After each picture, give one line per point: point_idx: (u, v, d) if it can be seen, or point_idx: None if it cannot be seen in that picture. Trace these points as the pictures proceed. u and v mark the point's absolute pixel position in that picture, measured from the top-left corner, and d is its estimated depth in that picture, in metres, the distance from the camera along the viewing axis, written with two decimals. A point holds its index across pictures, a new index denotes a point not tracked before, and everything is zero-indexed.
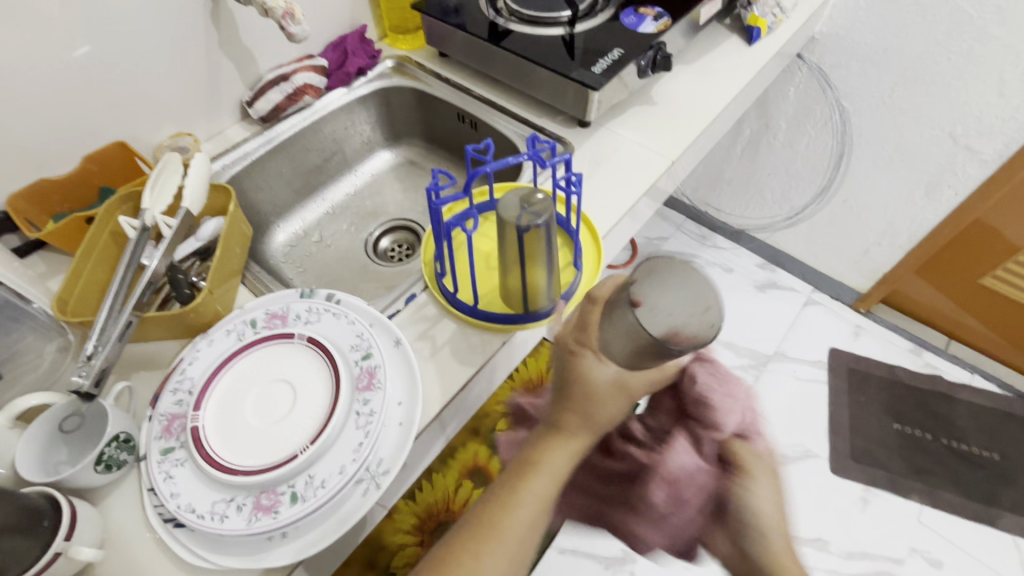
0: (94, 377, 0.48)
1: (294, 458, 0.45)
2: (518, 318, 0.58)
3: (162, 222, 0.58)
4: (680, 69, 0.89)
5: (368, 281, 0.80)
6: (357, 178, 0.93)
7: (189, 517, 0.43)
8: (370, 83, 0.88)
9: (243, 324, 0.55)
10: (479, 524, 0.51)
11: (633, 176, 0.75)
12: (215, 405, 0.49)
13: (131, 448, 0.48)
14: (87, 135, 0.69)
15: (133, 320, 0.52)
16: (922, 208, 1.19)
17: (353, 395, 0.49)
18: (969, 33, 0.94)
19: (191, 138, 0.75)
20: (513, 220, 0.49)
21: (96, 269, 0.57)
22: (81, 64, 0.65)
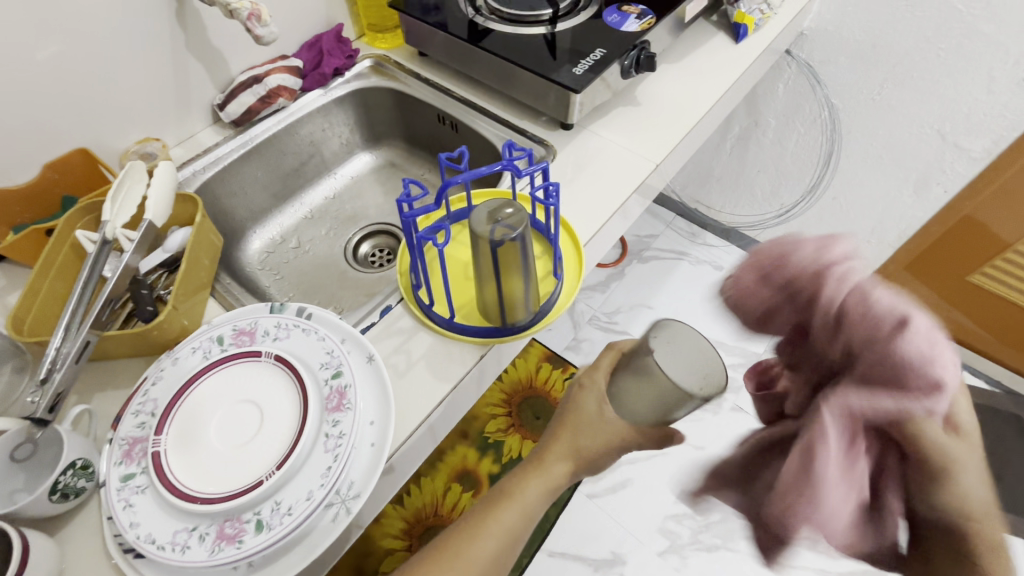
0: (48, 402, 0.46)
1: (258, 484, 0.43)
2: (495, 332, 0.57)
3: (123, 236, 0.55)
4: (666, 68, 0.87)
5: (348, 289, 0.78)
6: (336, 182, 0.90)
7: (148, 549, 0.42)
8: (347, 84, 0.85)
9: (209, 340, 0.53)
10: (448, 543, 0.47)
11: (617, 180, 0.73)
12: (177, 428, 0.47)
13: (89, 474, 0.46)
14: (48, 141, 0.66)
15: (91, 340, 0.51)
16: (911, 206, 1.18)
17: (322, 416, 0.47)
18: (958, 30, 0.92)
19: (158, 144, 0.73)
20: (486, 234, 0.48)
21: (55, 283, 0.55)
22: (39, 67, 0.62)
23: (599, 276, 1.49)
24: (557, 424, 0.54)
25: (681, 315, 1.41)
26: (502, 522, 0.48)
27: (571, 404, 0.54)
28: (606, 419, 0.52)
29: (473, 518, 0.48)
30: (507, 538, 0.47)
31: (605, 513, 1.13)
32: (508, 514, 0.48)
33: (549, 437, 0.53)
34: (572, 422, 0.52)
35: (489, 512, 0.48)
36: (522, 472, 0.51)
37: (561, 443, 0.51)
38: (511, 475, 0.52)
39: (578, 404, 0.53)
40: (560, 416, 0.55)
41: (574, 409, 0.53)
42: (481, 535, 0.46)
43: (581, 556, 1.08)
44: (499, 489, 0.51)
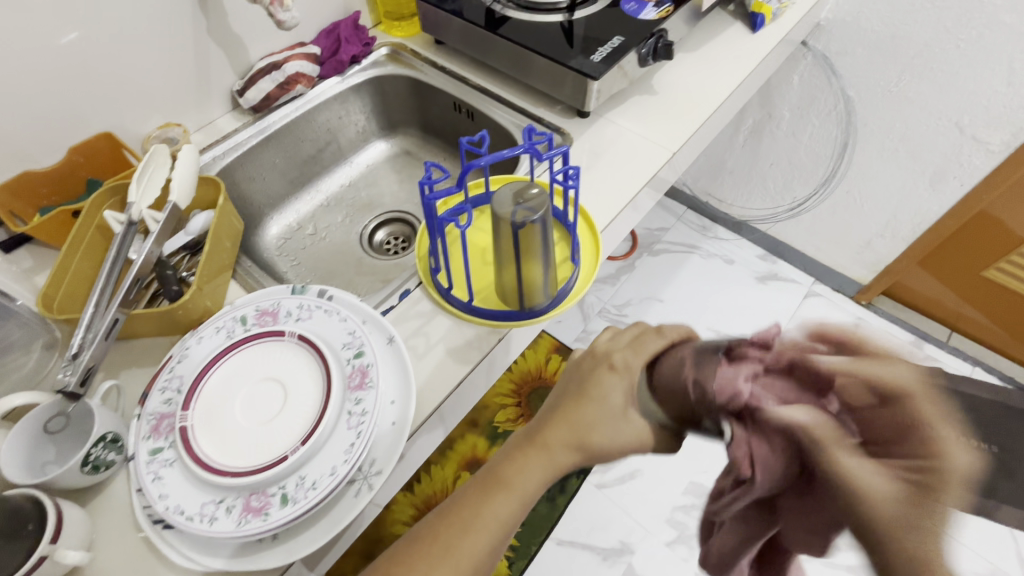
0: (79, 377, 0.47)
1: (284, 459, 0.44)
2: (513, 315, 0.57)
3: (149, 217, 0.56)
4: (682, 57, 0.87)
5: (364, 275, 0.79)
6: (352, 169, 0.91)
7: (177, 519, 0.43)
8: (364, 72, 0.86)
9: (233, 320, 0.54)
10: (429, 535, 0.42)
11: (633, 167, 0.73)
12: (202, 405, 0.48)
13: (119, 448, 0.47)
14: (73, 125, 0.67)
15: (119, 318, 0.52)
16: (926, 200, 1.17)
17: (345, 395, 0.48)
18: (979, 20, 0.91)
19: (180, 129, 0.75)
20: (507, 216, 0.48)
21: (83, 263, 0.56)
22: (65, 51, 0.63)
23: (609, 269, 1.49)
24: (567, 398, 0.48)
25: (690, 308, 1.41)
26: (492, 515, 0.42)
27: (593, 380, 0.48)
28: (627, 417, 0.46)
29: (461, 506, 0.43)
30: (495, 534, 0.42)
31: (614, 504, 1.14)
32: (501, 507, 0.42)
33: (557, 415, 0.47)
34: (591, 404, 0.46)
35: (476, 501, 0.43)
36: (518, 454, 0.45)
37: (567, 428, 0.45)
38: (503, 457, 0.46)
39: (604, 387, 0.47)
40: (573, 389, 0.49)
41: (598, 395, 0.47)
42: (470, 530, 0.41)
43: (589, 544, 1.09)
44: (487, 474, 0.45)
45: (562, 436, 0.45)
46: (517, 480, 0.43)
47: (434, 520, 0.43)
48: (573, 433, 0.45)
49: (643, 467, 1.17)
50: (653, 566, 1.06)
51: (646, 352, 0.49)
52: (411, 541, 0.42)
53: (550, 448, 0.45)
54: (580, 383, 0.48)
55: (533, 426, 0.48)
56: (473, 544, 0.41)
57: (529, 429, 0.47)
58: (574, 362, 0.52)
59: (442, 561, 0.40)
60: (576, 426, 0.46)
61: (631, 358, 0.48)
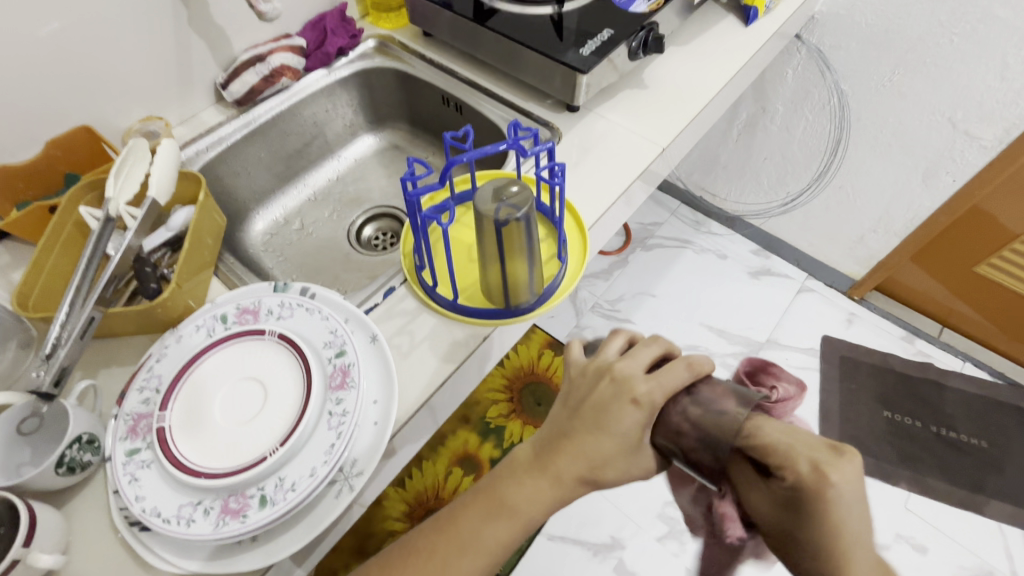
0: (53, 377, 0.46)
1: (263, 460, 0.43)
2: (498, 313, 0.57)
3: (127, 213, 0.55)
4: (673, 51, 0.86)
5: (351, 271, 0.78)
6: (339, 164, 0.90)
7: (154, 521, 0.42)
8: (351, 64, 0.85)
9: (213, 319, 0.53)
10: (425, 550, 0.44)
11: (623, 163, 0.72)
12: (181, 405, 0.47)
13: (95, 449, 0.46)
14: (50, 118, 0.65)
15: (95, 316, 0.51)
16: (919, 195, 1.17)
17: (326, 394, 0.47)
18: (973, 14, 0.90)
19: (161, 122, 0.73)
20: (490, 214, 0.47)
21: (60, 261, 0.55)
22: (40, 42, 0.61)
23: (602, 264, 1.49)
24: (577, 424, 0.45)
25: (683, 303, 1.41)
26: (493, 532, 0.44)
27: (610, 411, 0.44)
28: (637, 450, 0.45)
29: (461, 519, 0.44)
30: (492, 551, 0.43)
31: (605, 499, 1.14)
32: (501, 528, 0.43)
33: (568, 441, 0.44)
34: (598, 438, 0.44)
35: (477, 517, 0.44)
36: (522, 476, 0.45)
37: (578, 461, 0.43)
38: (501, 471, 0.47)
39: (620, 420, 0.43)
40: (587, 414, 0.45)
41: (610, 427, 0.43)
42: (468, 546, 0.43)
43: (580, 539, 1.10)
44: (489, 488, 0.46)
45: (569, 466, 0.43)
46: (520, 503, 0.44)
47: (428, 527, 0.45)
48: (579, 463, 0.43)
49: None
50: (643, 561, 1.07)
51: (667, 385, 0.44)
52: (408, 550, 0.44)
53: (558, 476, 0.43)
54: (593, 411, 0.44)
55: (542, 444, 0.46)
56: (471, 561, 0.43)
57: (540, 446, 0.46)
58: (580, 376, 0.48)
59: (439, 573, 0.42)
60: (585, 459, 0.43)
61: (657, 392, 0.44)
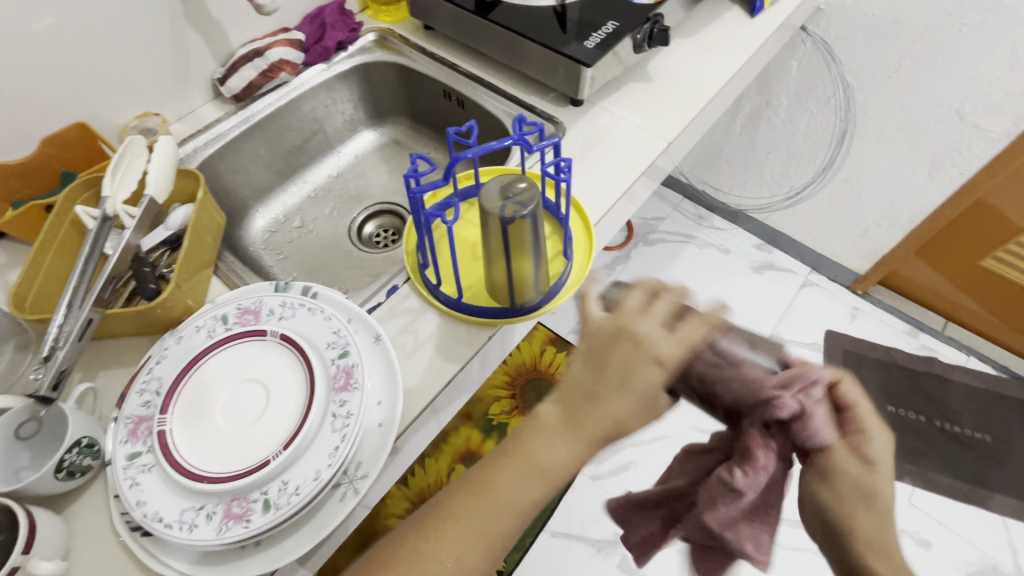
0: (53, 379, 0.45)
1: (266, 464, 0.43)
2: (503, 312, 0.56)
3: (124, 213, 0.54)
4: (678, 43, 0.85)
5: (352, 269, 0.77)
6: (339, 160, 0.89)
7: (155, 527, 0.41)
8: (351, 59, 0.83)
9: (214, 319, 0.52)
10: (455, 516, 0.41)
11: (628, 157, 0.71)
12: (182, 407, 0.46)
13: (95, 453, 0.46)
14: (45, 115, 0.64)
15: (92, 318, 0.50)
16: (924, 188, 1.16)
17: (329, 396, 0.47)
18: (982, 4, 0.89)
19: (158, 119, 0.72)
20: (496, 211, 0.46)
21: (56, 261, 0.54)
22: (34, 37, 0.60)
23: (604, 259, 1.48)
24: (601, 392, 0.42)
25: None
26: (523, 496, 0.41)
27: (632, 373, 0.42)
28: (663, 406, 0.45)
29: (491, 483, 0.42)
30: (520, 513, 0.41)
31: (608, 495, 1.13)
32: (529, 491, 0.41)
33: (591, 400, 0.42)
34: (623, 403, 0.42)
35: (505, 478, 0.42)
36: (547, 435, 0.42)
37: (604, 418, 0.42)
38: (525, 434, 0.44)
39: (643, 377, 0.42)
40: (607, 377, 0.42)
41: (630, 392, 0.42)
42: (499, 510, 0.41)
43: (584, 536, 1.09)
44: (515, 445, 0.43)
45: (593, 425, 0.42)
46: (548, 463, 0.42)
47: (456, 488, 0.43)
48: (605, 422, 0.42)
49: (638, 458, 1.16)
50: None
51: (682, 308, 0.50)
52: (438, 514, 0.42)
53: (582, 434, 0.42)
54: (613, 373, 0.42)
55: (568, 406, 0.43)
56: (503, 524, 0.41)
57: (565, 408, 0.43)
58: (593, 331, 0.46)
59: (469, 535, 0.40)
60: (612, 418, 0.42)
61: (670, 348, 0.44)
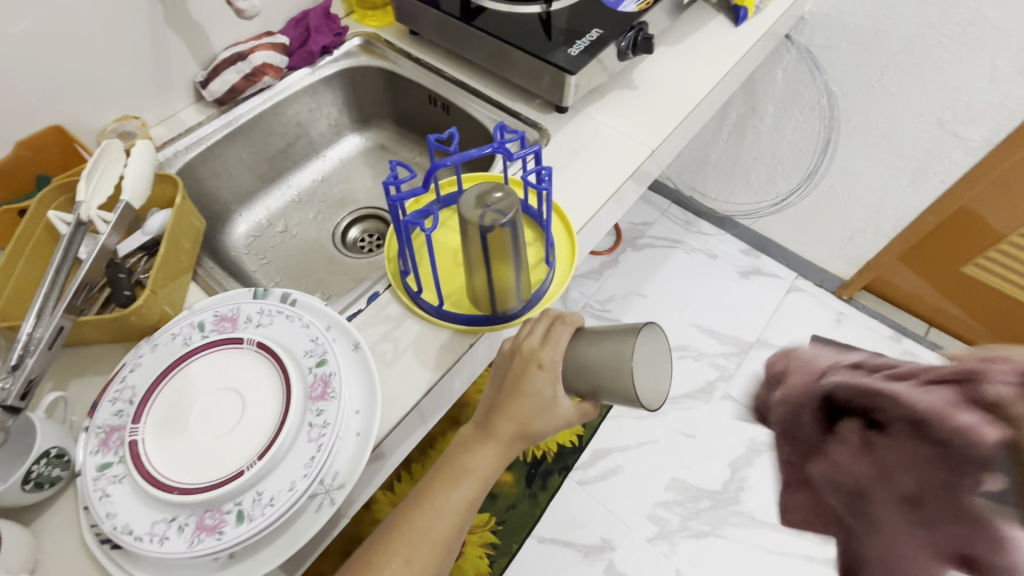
0: (21, 389, 0.44)
1: (240, 475, 0.42)
2: (484, 319, 0.56)
3: (99, 217, 0.53)
4: (664, 51, 0.85)
5: (336, 274, 0.77)
6: (324, 164, 0.88)
7: (125, 539, 0.40)
8: (335, 63, 0.83)
9: (190, 327, 0.51)
10: (399, 530, 0.45)
11: (612, 164, 0.71)
12: (156, 416, 0.46)
13: (64, 463, 0.45)
14: (20, 118, 0.63)
15: (64, 325, 0.49)
16: (907, 195, 1.17)
17: (306, 405, 0.46)
18: (962, 16, 0.90)
19: (138, 122, 0.71)
20: (475, 219, 0.46)
21: (28, 268, 0.53)
22: (11, 40, 0.59)
23: (593, 264, 1.48)
24: (504, 396, 0.47)
25: (674, 303, 1.41)
26: (457, 500, 0.46)
27: (523, 379, 0.46)
28: (559, 405, 0.46)
29: (427, 498, 0.46)
30: (456, 517, 0.45)
31: (596, 500, 1.13)
32: (464, 493, 0.46)
33: (500, 407, 0.47)
34: (522, 403, 0.46)
35: (441, 488, 0.46)
36: (468, 442, 0.48)
37: (511, 419, 0.46)
38: (455, 447, 0.49)
39: (533, 384, 0.45)
40: (507, 386, 0.47)
41: (527, 392, 0.46)
42: (439, 515, 0.45)
43: (570, 542, 1.09)
44: (447, 461, 0.47)
45: (506, 425, 0.46)
46: (474, 467, 0.46)
47: (401, 512, 0.46)
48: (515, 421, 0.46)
49: (625, 463, 1.17)
50: (633, 563, 1.06)
51: (562, 344, 0.46)
52: (384, 534, 0.45)
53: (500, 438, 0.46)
54: (510, 381, 0.46)
55: (481, 416, 0.48)
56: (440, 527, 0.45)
57: (479, 419, 0.48)
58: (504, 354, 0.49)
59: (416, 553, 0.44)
60: (520, 418, 0.46)
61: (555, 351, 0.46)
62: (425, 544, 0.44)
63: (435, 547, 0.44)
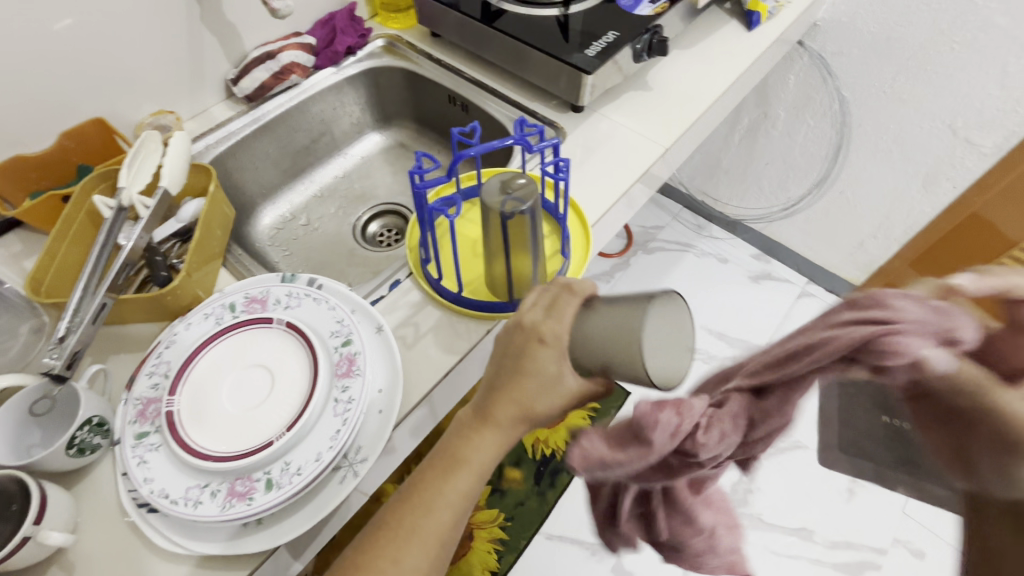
0: (66, 360, 0.47)
1: (269, 445, 0.44)
2: (501, 307, 0.58)
3: (139, 202, 0.56)
4: (678, 54, 0.87)
5: (355, 265, 0.79)
6: (345, 161, 0.91)
7: (162, 502, 0.43)
8: (359, 63, 0.86)
9: (222, 307, 0.54)
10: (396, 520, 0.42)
11: (626, 162, 0.73)
12: (189, 389, 0.48)
13: (105, 432, 0.47)
14: (64, 110, 0.67)
15: (107, 302, 0.52)
16: (918, 201, 1.18)
17: (332, 382, 0.48)
18: (973, 23, 0.92)
19: (172, 117, 0.74)
20: (496, 207, 0.48)
21: (72, 249, 0.56)
22: (59, 37, 0.62)
23: (604, 266, 1.50)
24: (506, 376, 0.42)
25: None
26: (456, 491, 0.42)
27: (525, 358, 0.41)
28: (564, 383, 0.41)
29: (424, 485, 0.43)
30: (456, 509, 0.42)
31: None
32: (462, 483, 0.42)
33: (503, 387, 0.42)
34: (525, 386, 0.41)
35: (439, 478, 0.42)
36: (469, 428, 0.43)
37: (513, 402, 0.41)
38: (455, 431, 0.44)
39: (536, 362, 0.41)
40: (509, 365, 0.42)
41: (531, 370, 0.41)
42: (437, 508, 0.42)
43: (579, 539, 1.10)
44: (445, 450, 0.43)
45: (510, 410, 0.41)
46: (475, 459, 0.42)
47: (396, 505, 0.43)
48: (518, 404, 0.41)
49: None
50: (641, 562, 1.07)
51: (567, 316, 0.41)
52: (380, 526, 0.42)
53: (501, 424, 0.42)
54: (511, 361, 0.41)
55: (481, 399, 0.44)
56: (442, 519, 0.42)
57: (479, 402, 0.43)
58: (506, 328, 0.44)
59: (413, 546, 0.41)
60: (524, 402, 0.41)
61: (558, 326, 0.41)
62: (419, 542, 0.41)
63: (436, 542, 0.42)
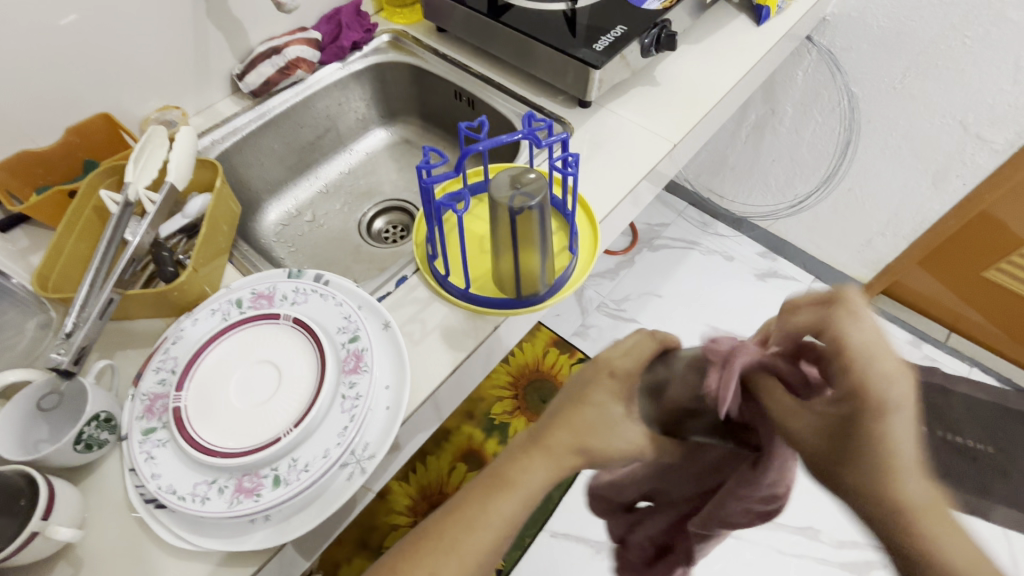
0: (73, 355, 0.47)
1: (277, 441, 0.44)
2: (509, 303, 0.57)
3: (145, 197, 0.56)
4: (686, 49, 0.87)
5: (361, 262, 0.79)
6: (351, 157, 0.91)
7: (169, 499, 0.42)
8: (365, 59, 0.85)
9: (228, 303, 0.54)
10: (433, 536, 0.42)
11: (634, 158, 0.73)
12: (197, 386, 0.48)
13: (112, 427, 0.47)
14: (69, 105, 0.66)
15: (114, 297, 0.51)
16: (928, 198, 1.17)
17: (340, 378, 0.48)
18: (986, 17, 0.90)
19: (178, 111, 0.74)
20: (505, 202, 0.48)
21: (78, 244, 0.56)
22: (65, 31, 0.62)
23: (609, 263, 1.50)
24: (565, 405, 0.46)
25: (690, 304, 1.42)
26: (497, 512, 0.42)
27: (590, 388, 0.46)
28: (622, 422, 0.45)
29: (465, 503, 0.43)
30: (496, 531, 0.42)
31: None
32: (508, 506, 0.42)
33: (558, 417, 0.46)
34: (584, 413, 0.45)
35: (481, 499, 0.43)
36: (520, 452, 0.45)
37: (568, 429, 0.44)
38: (505, 456, 0.46)
39: (598, 393, 0.46)
40: (571, 396, 0.47)
41: (596, 398, 0.45)
42: (477, 526, 0.41)
43: (583, 537, 1.10)
44: (492, 473, 0.45)
45: (564, 436, 0.44)
46: (523, 482, 0.43)
47: (436, 521, 0.43)
48: (572, 430, 0.44)
49: None
50: None
51: (641, 357, 0.47)
52: (415, 540, 0.42)
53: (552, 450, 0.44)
54: (576, 390, 0.47)
55: (536, 429, 0.47)
56: (481, 537, 0.41)
57: (532, 430, 0.46)
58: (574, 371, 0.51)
59: (446, 560, 0.41)
60: (578, 430, 0.44)
61: (631, 364, 0.47)
62: (453, 557, 0.41)
63: (470, 560, 0.41)
